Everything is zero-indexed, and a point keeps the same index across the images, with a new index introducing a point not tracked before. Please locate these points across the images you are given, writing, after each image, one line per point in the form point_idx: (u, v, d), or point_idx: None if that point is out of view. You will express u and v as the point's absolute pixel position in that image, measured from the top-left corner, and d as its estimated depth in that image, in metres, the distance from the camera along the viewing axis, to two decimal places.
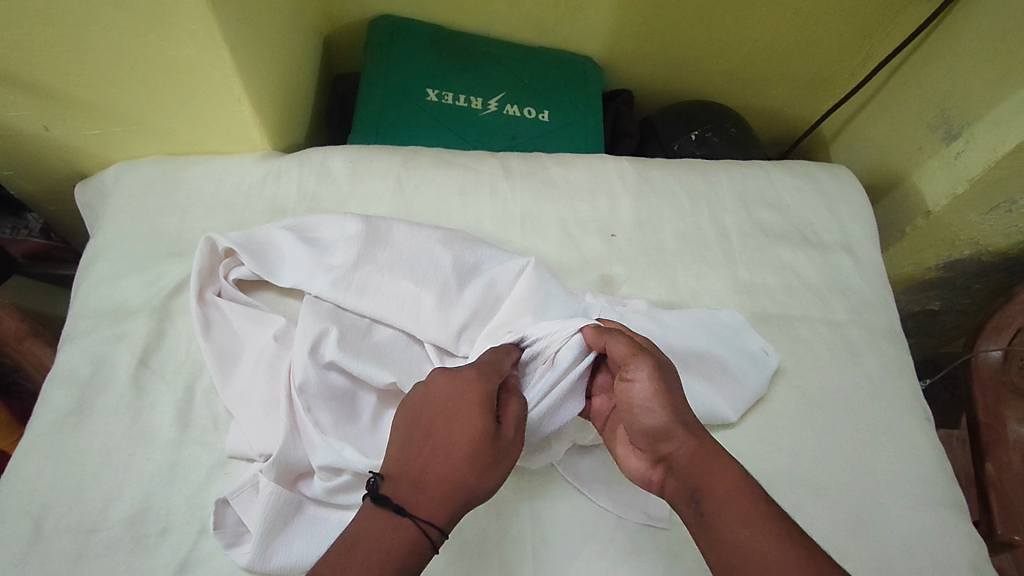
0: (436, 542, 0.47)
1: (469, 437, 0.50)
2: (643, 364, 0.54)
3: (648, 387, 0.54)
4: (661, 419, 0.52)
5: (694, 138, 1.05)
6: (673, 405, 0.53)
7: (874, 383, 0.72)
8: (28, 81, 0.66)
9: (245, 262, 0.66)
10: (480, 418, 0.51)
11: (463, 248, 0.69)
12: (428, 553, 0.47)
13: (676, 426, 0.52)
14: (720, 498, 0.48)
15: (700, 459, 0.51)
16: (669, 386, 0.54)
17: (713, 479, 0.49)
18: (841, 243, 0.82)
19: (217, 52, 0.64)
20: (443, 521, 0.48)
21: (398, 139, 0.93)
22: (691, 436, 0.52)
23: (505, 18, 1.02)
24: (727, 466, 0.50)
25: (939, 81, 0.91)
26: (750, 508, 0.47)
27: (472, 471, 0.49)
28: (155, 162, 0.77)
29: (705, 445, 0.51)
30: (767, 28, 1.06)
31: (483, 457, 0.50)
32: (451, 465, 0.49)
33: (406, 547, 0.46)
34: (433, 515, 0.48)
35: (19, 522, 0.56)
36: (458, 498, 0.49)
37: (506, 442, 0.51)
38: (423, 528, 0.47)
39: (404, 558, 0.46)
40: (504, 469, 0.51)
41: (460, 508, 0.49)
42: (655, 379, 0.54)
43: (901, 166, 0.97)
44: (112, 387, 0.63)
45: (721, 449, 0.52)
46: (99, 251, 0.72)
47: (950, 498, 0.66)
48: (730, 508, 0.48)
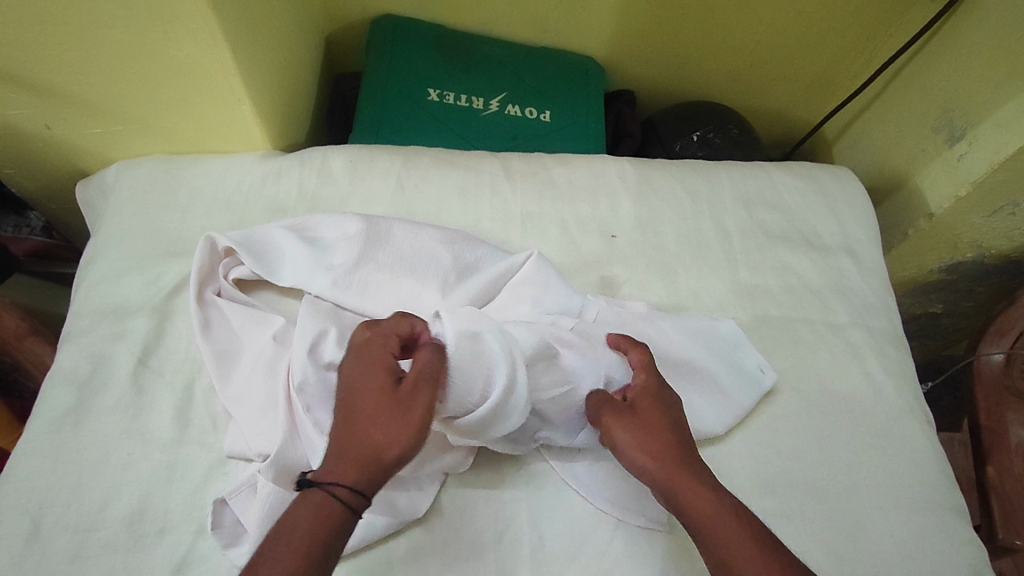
0: (346, 503, 0.46)
1: (366, 401, 0.49)
2: (607, 410, 0.56)
3: (616, 429, 0.55)
4: (630, 458, 0.53)
5: (696, 139, 1.04)
6: (644, 443, 0.53)
7: (875, 386, 0.72)
8: (27, 79, 0.66)
9: (245, 262, 0.66)
10: (377, 377, 0.50)
11: (463, 247, 0.69)
12: (343, 514, 0.46)
13: (649, 463, 0.52)
14: (700, 524, 0.49)
15: (678, 486, 0.51)
16: (640, 424, 0.54)
17: (690, 505, 0.50)
18: (842, 245, 0.82)
19: (218, 51, 0.64)
20: (350, 483, 0.47)
21: (399, 139, 0.93)
22: (662, 465, 0.52)
23: (506, 17, 1.02)
24: (703, 491, 0.50)
25: (942, 85, 0.91)
26: (730, 535, 0.48)
27: (375, 428, 0.49)
28: (154, 161, 0.77)
29: (680, 471, 0.51)
30: (769, 28, 1.06)
31: (384, 411, 0.49)
32: (355, 427, 0.49)
33: (315, 514, 0.46)
34: (338, 477, 0.47)
35: (18, 521, 0.56)
36: (365, 459, 0.48)
37: (410, 390, 0.50)
38: (328, 490, 0.46)
39: (313, 524, 0.45)
40: (412, 419, 0.49)
41: (371, 469, 0.48)
42: (619, 422, 0.55)
43: (903, 168, 0.96)
44: (111, 386, 0.63)
45: (697, 470, 0.52)
46: (99, 250, 0.72)
47: (951, 501, 0.66)
48: (710, 532, 0.48)
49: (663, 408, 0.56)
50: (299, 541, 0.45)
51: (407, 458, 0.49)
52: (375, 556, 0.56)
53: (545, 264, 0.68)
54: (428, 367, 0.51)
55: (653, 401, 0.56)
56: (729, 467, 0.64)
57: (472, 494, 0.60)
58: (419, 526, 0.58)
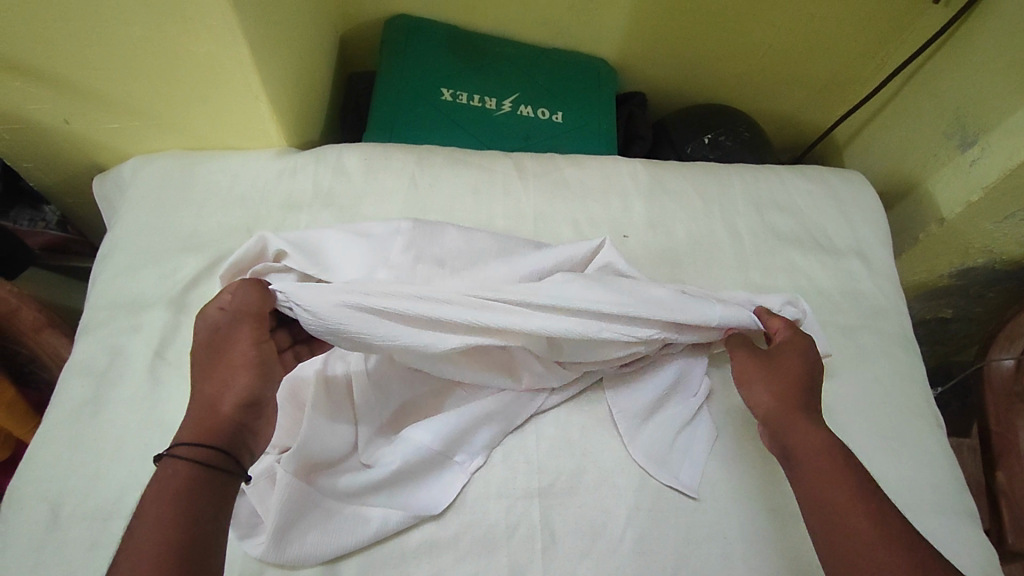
0: (188, 457, 0.48)
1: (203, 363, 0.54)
2: (738, 351, 0.65)
3: (741, 369, 0.63)
4: (750, 397, 0.62)
5: (707, 142, 1.04)
6: (766, 384, 0.61)
7: (886, 389, 0.72)
8: (48, 75, 0.67)
9: (295, 261, 0.66)
10: (201, 341, 0.55)
11: (512, 249, 0.71)
12: (187, 469, 0.48)
13: (767, 400, 0.60)
14: (802, 457, 0.56)
15: (788, 422, 0.58)
16: (765, 369, 0.62)
17: (796, 441, 0.57)
18: (854, 248, 0.82)
19: (237, 48, 0.65)
20: (190, 440, 0.49)
21: (412, 139, 0.94)
22: (776, 403, 0.60)
23: (519, 18, 1.03)
24: (812, 432, 0.57)
25: (954, 91, 0.91)
26: (829, 469, 0.54)
27: (207, 385, 0.53)
28: (171, 157, 0.78)
29: (791, 412, 0.59)
30: (781, 32, 1.06)
31: (210, 365, 0.54)
32: (193, 394, 0.53)
33: (162, 481, 0.47)
34: (178, 439, 0.49)
35: (37, 508, 0.57)
36: (201, 414, 0.51)
37: (225, 339, 0.55)
38: (171, 454, 0.48)
39: (158, 489, 0.46)
40: (236, 360, 0.54)
41: (214, 419, 0.51)
42: (746, 364, 0.63)
43: (915, 172, 0.96)
44: (128, 378, 0.64)
45: (808, 416, 0.58)
46: (116, 242, 0.73)
47: (961, 505, 0.66)
48: (813, 465, 0.54)
49: (797, 362, 0.63)
50: (155, 505, 0.45)
51: (244, 395, 0.52)
52: (388, 549, 0.57)
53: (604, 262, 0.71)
54: (238, 305, 0.55)
55: (790, 353, 0.63)
56: (739, 467, 0.64)
57: (483, 489, 0.61)
58: (432, 520, 0.58)
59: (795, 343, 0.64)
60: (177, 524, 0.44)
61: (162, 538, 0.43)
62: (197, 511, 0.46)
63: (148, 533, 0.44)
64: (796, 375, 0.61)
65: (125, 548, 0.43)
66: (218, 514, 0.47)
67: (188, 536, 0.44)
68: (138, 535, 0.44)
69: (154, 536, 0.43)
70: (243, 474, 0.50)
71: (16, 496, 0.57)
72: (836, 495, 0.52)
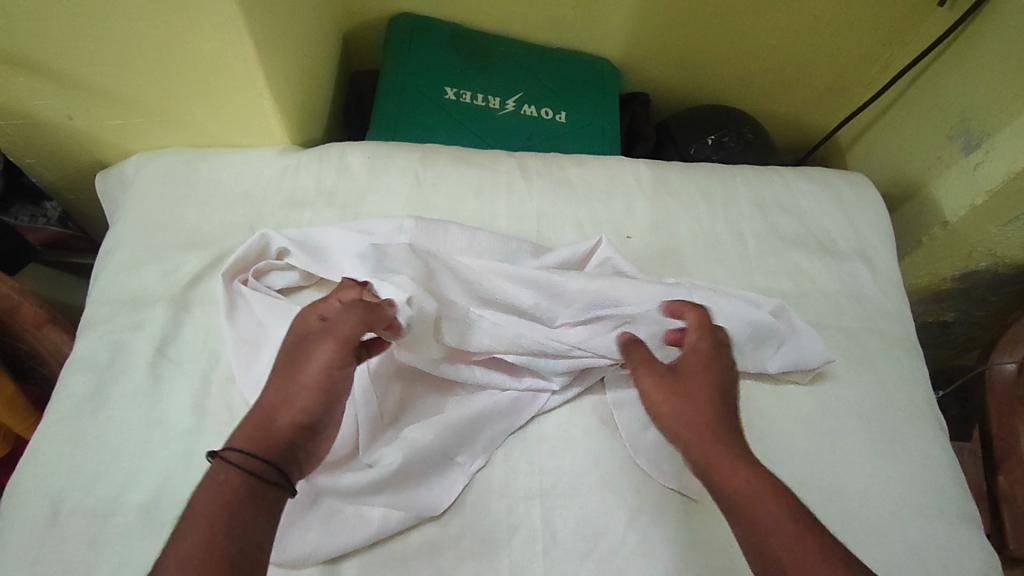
0: (238, 466, 0.46)
1: (281, 366, 0.52)
2: (643, 376, 0.60)
3: (654, 396, 0.59)
4: (668, 425, 0.57)
5: (710, 143, 1.04)
6: (681, 409, 0.57)
7: (889, 392, 0.72)
8: (53, 70, 0.66)
9: (298, 258, 0.67)
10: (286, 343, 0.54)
11: (515, 248, 0.71)
12: (237, 478, 0.46)
13: (682, 430, 0.56)
14: (731, 495, 0.51)
15: (711, 454, 0.53)
16: (678, 391, 0.58)
17: (722, 475, 0.52)
18: (857, 251, 0.82)
19: (242, 45, 0.65)
20: (241, 447, 0.47)
21: (415, 137, 0.93)
22: (695, 433, 0.55)
23: (524, 18, 1.02)
24: (738, 464, 0.52)
25: (958, 94, 0.91)
26: (761, 505, 0.49)
27: (271, 391, 0.51)
28: (175, 154, 0.78)
29: (712, 442, 0.54)
30: (785, 34, 1.06)
31: (287, 372, 0.52)
32: (260, 394, 0.51)
33: (212, 484, 0.46)
34: (233, 444, 0.48)
35: (37, 505, 0.56)
36: (258, 421, 0.49)
37: (310, 348, 0.52)
38: (221, 459, 0.46)
39: (211, 493, 0.45)
40: (308, 378, 0.51)
41: (279, 434, 0.49)
42: (654, 389, 0.59)
43: (919, 176, 0.96)
44: (129, 375, 0.64)
45: (730, 443, 0.53)
46: (118, 239, 0.73)
47: (962, 509, 0.66)
48: (742, 504, 0.50)
49: (705, 374, 0.58)
50: (201, 511, 0.44)
51: (303, 417, 0.50)
52: (389, 549, 0.57)
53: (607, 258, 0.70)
54: (337, 321, 0.53)
55: (696, 365, 0.59)
56: None
57: (485, 490, 0.60)
58: (433, 520, 0.58)
59: (695, 350, 0.60)
60: (224, 534, 0.43)
61: (198, 550, 0.42)
62: (240, 524, 0.44)
63: (195, 539, 0.42)
64: (707, 391, 0.57)
65: (171, 546, 0.42)
66: (269, 530, 0.45)
67: (225, 549, 0.42)
68: (185, 539, 0.42)
69: (192, 544, 0.42)
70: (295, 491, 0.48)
71: (16, 493, 0.57)
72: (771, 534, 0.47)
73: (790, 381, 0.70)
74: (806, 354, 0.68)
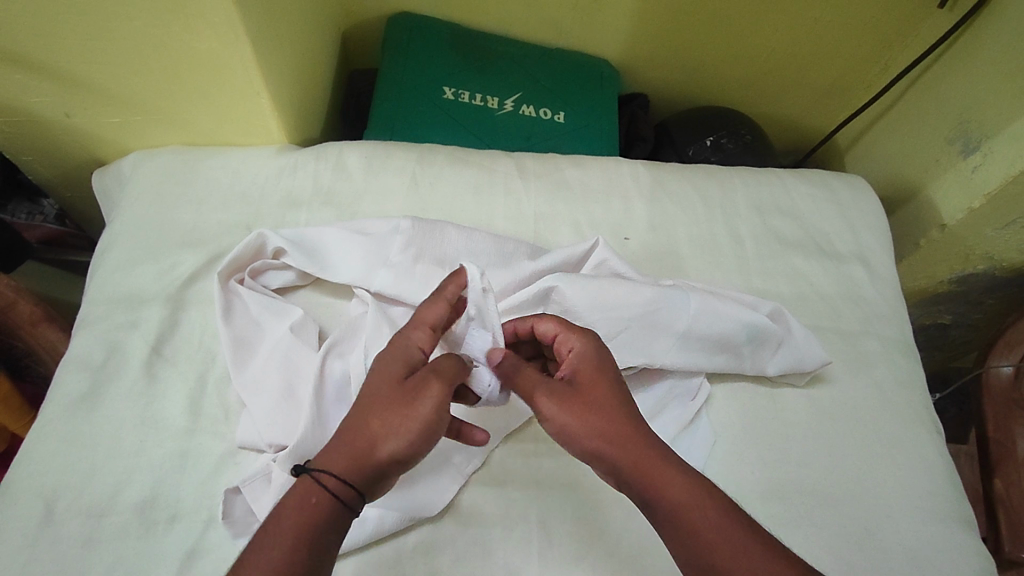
0: (332, 493, 0.46)
1: (381, 391, 0.50)
2: (543, 394, 0.52)
3: (560, 415, 0.51)
4: (582, 445, 0.50)
5: (709, 144, 1.04)
6: (593, 424, 0.50)
7: (885, 395, 0.72)
8: (50, 68, 0.66)
9: (295, 259, 0.67)
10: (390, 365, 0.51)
11: (512, 248, 0.70)
12: (330, 505, 0.46)
13: (603, 446, 0.49)
14: (667, 512, 0.47)
15: (641, 468, 0.48)
16: (587, 402, 0.51)
17: (656, 489, 0.47)
18: (855, 254, 0.82)
19: (239, 44, 0.65)
20: (339, 473, 0.47)
21: (413, 137, 0.93)
22: (619, 447, 0.49)
23: (523, 18, 1.02)
24: (669, 473, 0.48)
25: (957, 96, 0.91)
26: (699, 518, 0.46)
27: (375, 417, 0.49)
28: (172, 152, 0.77)
29: (641, 454, 0.48)
30: (785, 36, 1.06)
31: (393, 399, 0.49)
32: (359, 416, 0.49)
33: (301, 506, 0.46)
34: (330, 466, 0.47)
35: (31, 504, 0.56)
36: (360, 447, 0.48)
37: (421, 381, 0.50)
38: (320, 481, 0.46)
39: (297, 516, 0.45)
40: (418, 414, 0.49)
41: (375, 468, 0.48)
42: (561, 407, 0.51)
43: (917, 178, 0.96)
44: (125, 374, 0.63)
45: (661, 456, 0.48)
46: (114, 238, 0.72)
47: (958, 512, 0.66)
48: (680, 520, 0.46)
49: (608, 380, 0.52)
50: (288, 532, 0.44)
51: (402, 456, 0.48)
52: (385, 550, 0.57)
53: (605, 259, 0.70)
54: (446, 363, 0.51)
55: (596, 368, 0.53)
56: (737, 471, 0.64)
57: (482, 491, 0.60)
58: (429, 521, 0.58)
59: (591, 351, 0.54)
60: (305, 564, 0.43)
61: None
62: (321, 556, 0.44)
63: (276, 563, 0.43)
64: (616, 403, 0.51)
65: (250, 559, 0.43)
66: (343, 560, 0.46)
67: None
68: (264, 557, 0.43)
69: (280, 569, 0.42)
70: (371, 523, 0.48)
71: (10, 492, 0.57)
72: (712, 551, 0.44)
73: (786, 384, 0.70)
74: (803, 356, 0.68)
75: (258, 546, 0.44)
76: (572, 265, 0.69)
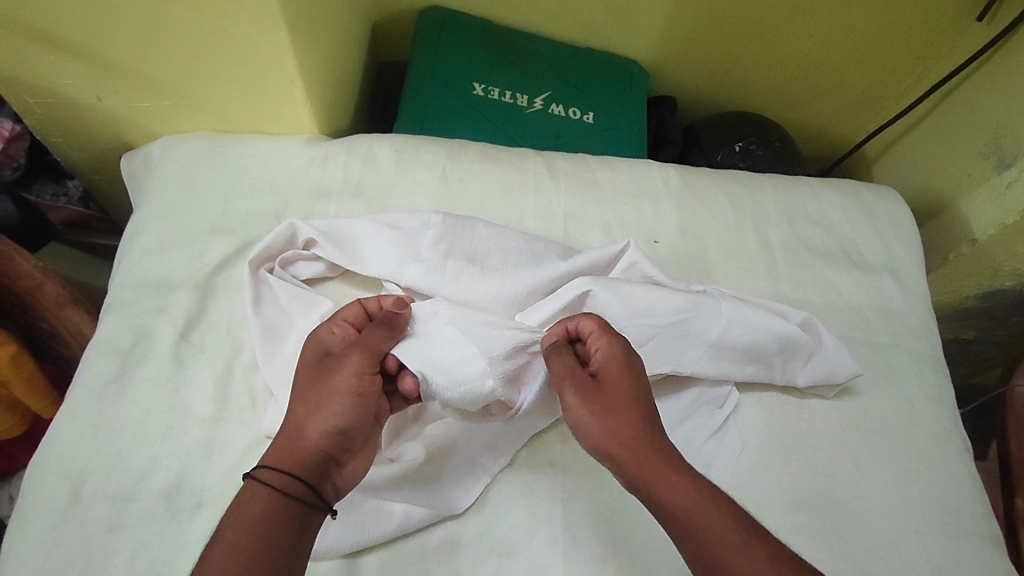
0: (267, 482, 0.46)
1: (300, 380, 0.53)
2: (570, 393, 0.52)
3: (576, 415, 0.51)
4: (595, 445, 0.50)
5: (738, 150, 1.03)
6: (609, 431, 0.50)
7: (914, 410, 0.71)
8: (86, 50, 0.66)
9: (326, 251, 0.67)
10: (308, 358, 0.54)
11: (543, 247, 0.70)
12: (269, 495, 0.46)
13: (612, 450, 0.49)
14: (672, 519, 0.47)
15: (649, 475, 0.48)
16: (606, 411, 0.50)
17: (663, 497, 0.47)
18: (886, 265, 0.81)
19: (277, 31, 0.64)
20: (272, 464, 0.48)
21: (442, 132, 0.93)
22: (633, 454, 0.49)
23: (555, 17, 1.02)
24: (677, 482, 0.47)
25: (994, 109, 0.89)
26: (706, 525, 0.46)
27: (302, 405, 0.50)
28: (202, 138, 0.77)
29: (652, 460, 0.48)
30: (817, 42, 1.05)
31: (312, 382, 0.52)
32: (287, 410, 0.51)
33: (243, 502, 0.46)
34: (265, 460, 0.48)
35: (58, 486, 0.56)
36: (291, 438, 0.49)
37: (335, 359, 0.52)
38: (255, 475, 0.47)
39: (241, 513, 0.45)
40: (336, 385, 0.50)
41: (308, 450, 0.48)
42: (581, 407, 0.51)
43: (948, 191, 0.95)
44: (152, 359, 0.63)
45: (674, 465, 0.48)
46: (143, 222, 0.72)
47: (985, 530, 0.66)
48: (686, 528, 0.46)
49: (632, 383, 0.52)
50: (233, 527, 0.44)
51: (333, 429, 0.49)
52: (410, 546, 0.56)
53: (637, 262, 0.70)
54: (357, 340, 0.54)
55: (621, 374, 0.52)
56: (764, 480, 0.63)
57: (507, 490, 0.60)
58: (454, 518, 0.58)
59: (620, 355, 0.53)
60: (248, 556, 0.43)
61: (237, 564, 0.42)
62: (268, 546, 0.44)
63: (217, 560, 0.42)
64: (633, 407, 0.51)
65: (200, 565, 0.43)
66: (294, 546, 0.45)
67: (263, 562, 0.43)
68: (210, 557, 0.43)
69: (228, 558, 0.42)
70: (323, 506, 0.48)
71: (38, 473, 0.57)
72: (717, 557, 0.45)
73: (814, 395, 0.69)
74: (834, 367, 0.68)
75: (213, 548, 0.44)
76: (603, 268, 0.69)
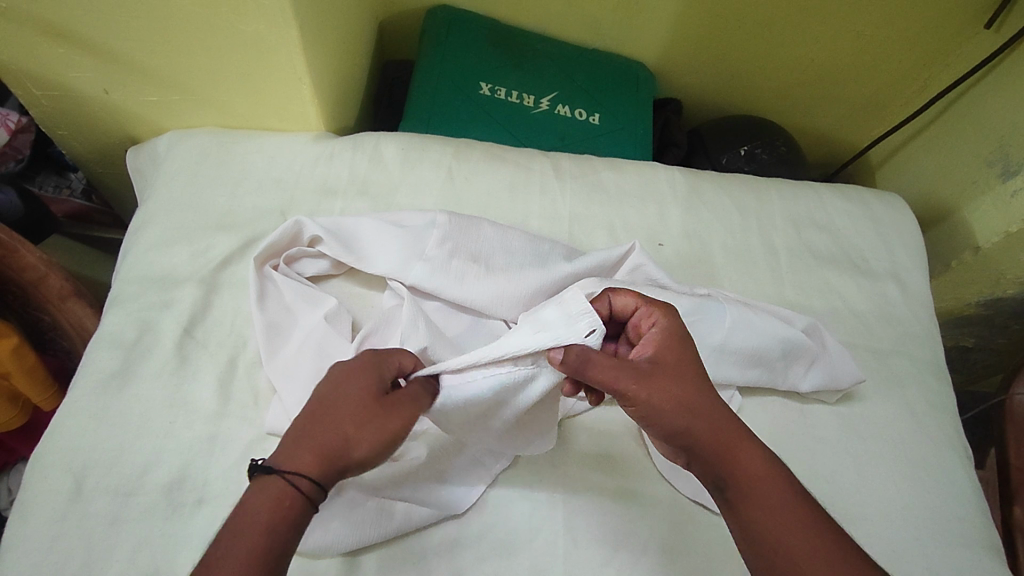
0: (307, 496, 0.46)
1: (356, 408, 0.48)
2: (630, 378, 0.49)
3: (641, 400, 0.49)
4: (668, 425, 0.49)
5: (743, 153, 1.03)
6: (680, 402, 0.49)
7: (915, 416, 0.71)
8: (94, 44, 0.66)
9: (330, 249, 0.67)
10: (370, 388, 0.49)
11: (548, 248, 0.70)
12: (301, 508, 0.46)
13: (687, 423, 0.49)
14: (747, 492, 0.48)
15: (722, 445, 0.49)
16: (673, 382, 0.50)
17: (739, 466, 0.49)
18: (890, 273, 0.81)
19: (286, 28, 0.64)
20: (313, 477, 0.46)
21: (448, 131, 0.93)
22: (705, 423, 0.50)
23: (564, 18, 1.01)
24: (749, 452, 0.49)
25: (1000, 116, 0.90)
26: (775, 494, 0.48)
27: (349, 425, 0.48)
28: (209, 134, 0.77)
29: (724, 428, 0.50)
30: (824, 47, 1.05)
31: (372, 419, 0.48)
32: (336, 423, 0.48)
33: (279, 505, 0.45)
34: (305, 469, 0.46)
35: (60, 479, 0.56)
36: (334, 456, 0.47)
37: (399, 411, 0.49)
38: (293, 483, 0.45)
39: (272, 514, 0.45)
40: (390, 438, 0.49)
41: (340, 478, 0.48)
42: (645, 390, 0.49)
43: (953, 198, 0.95)
44: (156, 354, 0.63)
45: (745, 436, 0.50)
46: (148, 217, 0.72)
47: (983, 537, 0.66)
48: (760, 502, 0.47)
49: (687, 359, 0.52)
50: (260, 533, 0.44)
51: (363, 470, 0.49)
52: (411, 545, 0.56)
53: (642, 264, 0.69)
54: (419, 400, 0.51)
55: (680, 351, 0.52)
56: None
57: (508, 491, 0.60)
58: (456, 518, 0.58)
59: (675, 330, 0.53)
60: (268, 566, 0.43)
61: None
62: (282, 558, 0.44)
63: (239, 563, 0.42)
64: (698, 381, 0.51)
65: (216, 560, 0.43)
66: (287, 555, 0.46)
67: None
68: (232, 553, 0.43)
69: (249, 560, 0.43)
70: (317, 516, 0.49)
71: (40, 466, 0.57)
72: (785, 525, 0.47)
73: (817, 400, 0.69)
74: (838, 373, 0.68)
75: (229, 532, 0.44)
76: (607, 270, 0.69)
